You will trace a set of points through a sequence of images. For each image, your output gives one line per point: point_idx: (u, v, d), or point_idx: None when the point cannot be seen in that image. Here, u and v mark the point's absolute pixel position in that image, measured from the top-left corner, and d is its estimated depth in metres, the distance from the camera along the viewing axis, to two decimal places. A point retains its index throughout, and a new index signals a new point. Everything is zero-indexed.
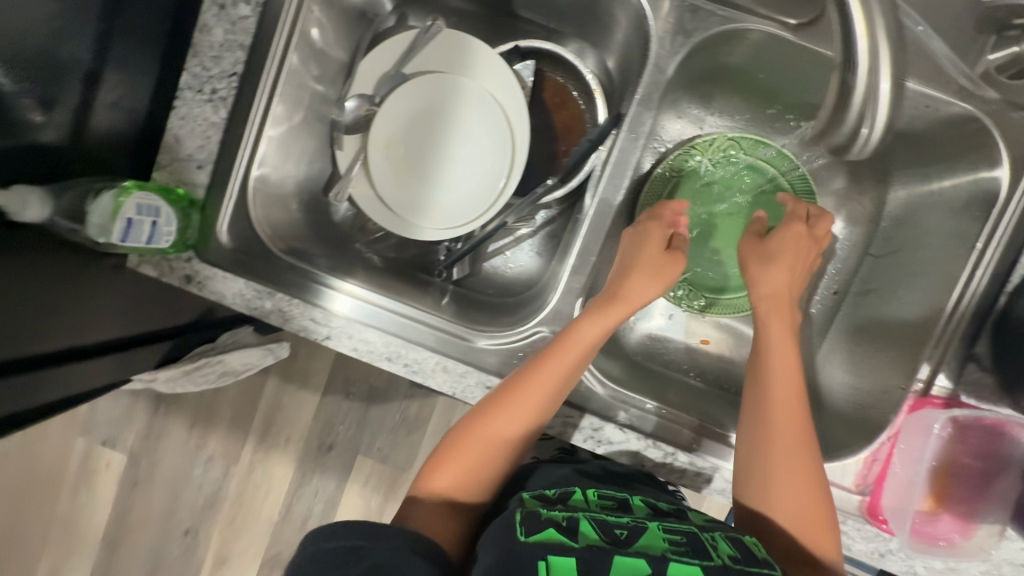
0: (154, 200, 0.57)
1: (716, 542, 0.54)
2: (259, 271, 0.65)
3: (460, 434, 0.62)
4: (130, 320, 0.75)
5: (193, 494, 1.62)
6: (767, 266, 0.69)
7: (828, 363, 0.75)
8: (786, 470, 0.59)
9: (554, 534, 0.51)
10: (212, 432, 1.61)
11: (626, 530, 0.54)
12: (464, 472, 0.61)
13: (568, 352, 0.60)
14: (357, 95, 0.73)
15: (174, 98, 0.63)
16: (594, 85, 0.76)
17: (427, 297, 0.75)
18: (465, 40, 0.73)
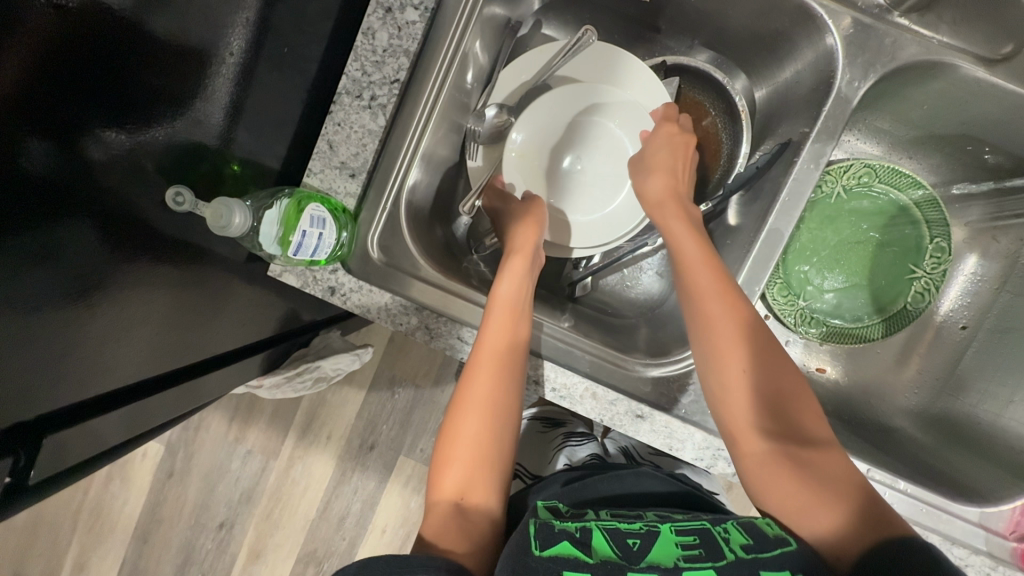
0: (323, 211, 0.55)
1: (728, 534, 0.52)
2: (405, 286, 0.62)
3: (461, 404, 0.60)
4: (240, 334, 0.73)
5: (230, 487, 1.60)
6: (644, 172, 0.68)
7: (959, 403, 0.73)
8: (734, 404, 0.57)
9: (567, 548, 0.48)
10: (252, 425, 1.59)
11: (640, 539, 0.51)
12: (472, 445, 0.59)
13: (501, 314, 0.61)
14: (497, 104, 0.70)
15: (331, 103, 0.60)
16: (741, 106, 0.73)
17: (550, 314, 0.74)
18: (614, 51, 0.70)
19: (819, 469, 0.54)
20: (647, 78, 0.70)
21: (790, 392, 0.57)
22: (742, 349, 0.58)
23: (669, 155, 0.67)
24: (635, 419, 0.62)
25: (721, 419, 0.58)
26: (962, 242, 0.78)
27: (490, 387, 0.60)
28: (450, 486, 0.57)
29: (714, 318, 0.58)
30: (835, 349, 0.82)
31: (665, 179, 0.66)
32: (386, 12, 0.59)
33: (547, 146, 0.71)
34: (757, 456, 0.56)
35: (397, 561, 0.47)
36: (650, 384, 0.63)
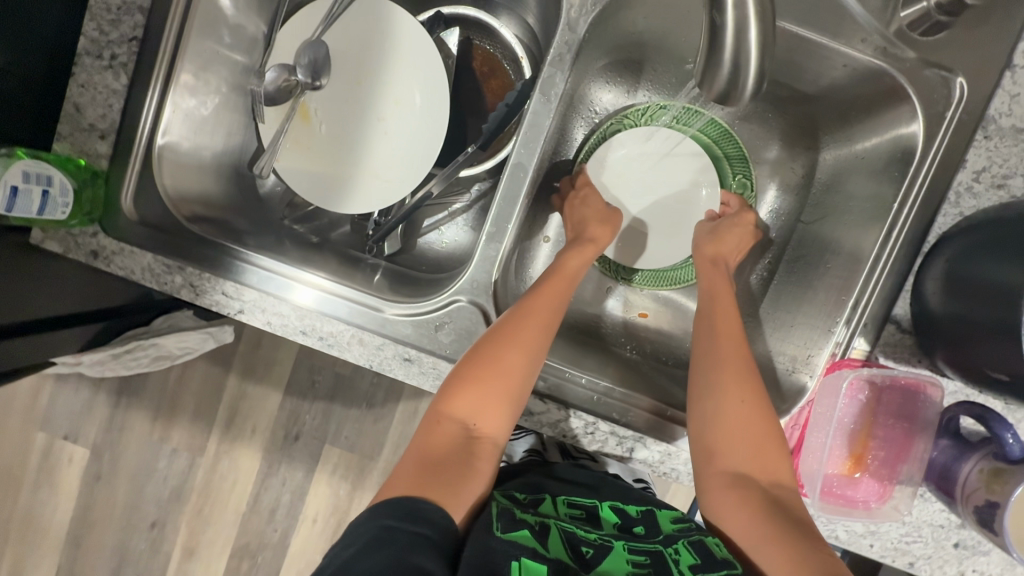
0: (46, 168, 0.55)
1: (677, 556, 0.54)
2: (165, 244, 0.62)
3: (512, 373, 0.59)
4: (76, 301, 0.75)
5: (159, 487, 1.60)
6: (712, 240, 0.73)
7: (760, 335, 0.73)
8: (745, 402, 0.59)
9: (526, 535, 0.52)
10: (176, 424, 1.59)
11: (592, 548, 0.54)
12: (477, 411, 0.59)
13: (553, 288, 0.65)
14: (276, 65, 0.69)
15: (73, 65, 0.60)
16: (521, 53, 0.76)
17: (357, 275, 0.71)
18: (382, 2, 0.70)
19: (772, 480, 0.57)
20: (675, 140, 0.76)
21: (764, 413, 0.59)
22: (747, 368, 0.61)
23: (738, 241, 0.73)
24: (404, 363, 0.63)
25: (698, 420, 0.60)
26: (766, 175, 0.79)
27: (530, 364, 0.60)
28: (443, 439, 0.58)
29: (734, 332, 0.64)
30: (655, 292, 0.82)
31: (723, 248, 0.72)
32: None
33: (324, 98, 0.71)
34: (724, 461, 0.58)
35: (402, 505, 0.51)
36: (410, 326, 0.62)
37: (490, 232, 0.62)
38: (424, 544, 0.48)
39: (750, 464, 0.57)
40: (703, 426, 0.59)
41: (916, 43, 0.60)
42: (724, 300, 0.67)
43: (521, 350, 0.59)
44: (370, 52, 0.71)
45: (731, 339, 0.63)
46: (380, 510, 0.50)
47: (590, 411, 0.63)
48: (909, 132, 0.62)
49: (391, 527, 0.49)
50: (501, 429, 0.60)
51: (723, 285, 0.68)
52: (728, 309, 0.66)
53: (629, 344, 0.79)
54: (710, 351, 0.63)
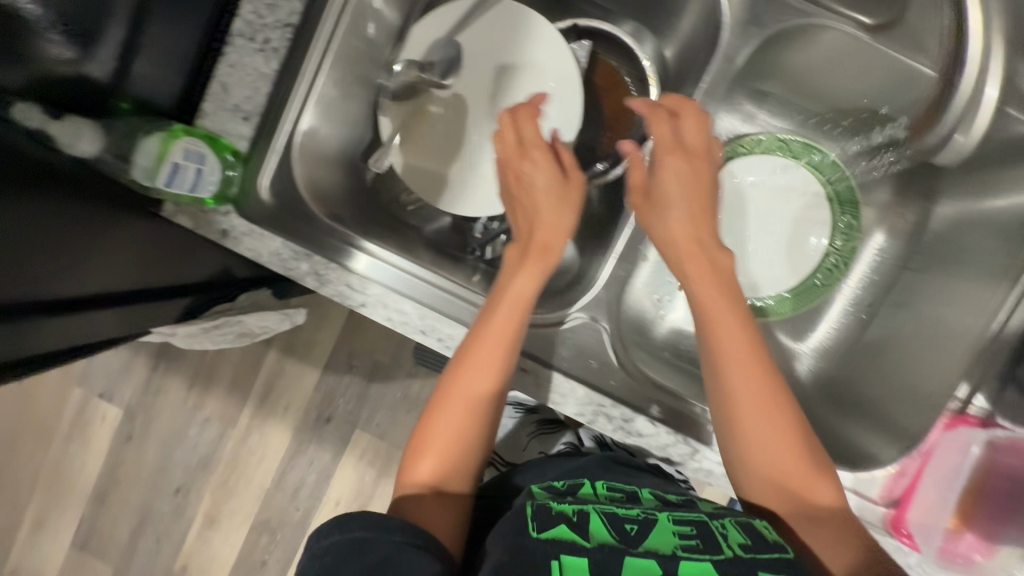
0: (201, 146, 0.55)
1: (726, 531, 0.51)
2: (298, 231, 0.63)
3: (460, 408, 0.59)
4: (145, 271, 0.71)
5: (187, 454, 1.60)
6: (656, 209, 0.61)
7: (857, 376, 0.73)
8: (770, 422, 0.54)
9: (566, 532, 0.48)
10: (211, 393, 1.60)
11: (637, 525, 0.51)
12: (444, 464, 0.58)
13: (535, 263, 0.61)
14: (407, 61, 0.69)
15: (224, 45, 0.60)
16: (649, 73, 0.74)
17: (459, 274, 0.74)
18: (522, 11, 0.70)
19: (809, 506, 0.53)
20: (785, 176, 0.78)
21: (784, 408, 0.54)
22: (762, 366, 0.55)
23: (682, 192, 0.60)
24: (519, 372, 0.63)
25: (731, 439, 0.55)
26: (872, 220, 0.79)
27: (483, 393, 0.59)
28: (426, 469, 0.58)
29: (721, 318, 0.56)
30: (747, 324, 0.81)
31: (682, 218, 0.59)
32: None
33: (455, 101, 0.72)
34: (781, 490, 0.54)
35: (367, 518, 0.50)
36: (532, 337, 0.64)
37: None
38: (404, 549, 0.49)
39: (793, 492, 0.54)
40: (731, 442, 0.56)
41: None
42: (716, 288, 0.57)
43: (487, 375, 0.58)
44: (504, 58, 0.71)
45: (746, 355, 0.55)
46: (346, 523, 0.50)
47: (698, 438, 0.63)
48: None
49: (364, 538, 0.49)
50: (461, 480, 0.59)
51: (707, 255, 0.58)
52: (721, 290, 0.57)
53: None
54: (712, 342, 0.56)
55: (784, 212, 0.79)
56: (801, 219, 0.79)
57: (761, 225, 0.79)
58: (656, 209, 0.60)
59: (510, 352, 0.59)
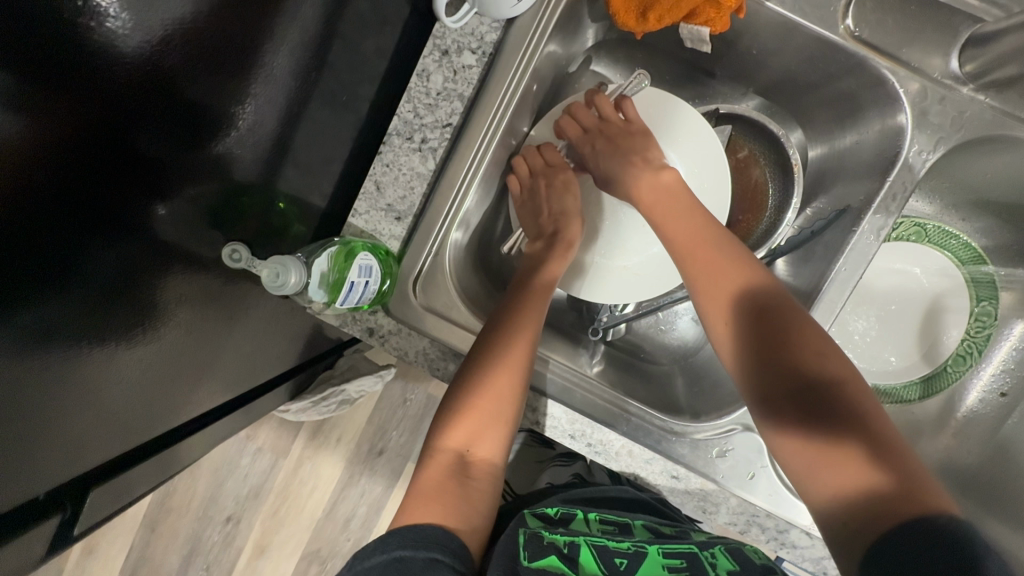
0: (371, 260, 0.53)
1: (714, 561, 0.58)
2: (444, 331, 0.61)
3: (481, 391, 0.58)
4: (214, 328, 0.62)
5: (238, 484, 1.54)
6: (615, 174, 0.66)
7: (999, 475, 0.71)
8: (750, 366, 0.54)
9: (555, 562, 0.53)
10: (264, 422, 1.52)
11: (627, 559, 0.57)
12: (478, 431, 0.60)
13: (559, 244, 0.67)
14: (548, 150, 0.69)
15: (381, 144, 0.59)
16: (794, 159, 0.69)
17: (579, 360, 0.74)
18: (669, 99, 0.68)
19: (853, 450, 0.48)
20: (925, 264, 0.77)
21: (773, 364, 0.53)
22: (773, 310, 0.54)
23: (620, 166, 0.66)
24: (671, 479, 0.62)
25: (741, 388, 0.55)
26: (1011, 308, 0.76)
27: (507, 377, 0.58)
28: (457, 436, 0.60)
29: (699, 271, 0.57)
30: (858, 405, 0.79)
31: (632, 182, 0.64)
32: (442, 55, 0.57)
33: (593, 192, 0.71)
34: (808, 467, 0.50)
35: (412, 534, 0.52)
36: (686, 445, 0.61)
37: None
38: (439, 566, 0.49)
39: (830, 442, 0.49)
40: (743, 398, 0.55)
41: None
42: (696, 251, 0.58)
43: (506, 375, 0.58)
44: None
45: (749, 314, 0.55)
46: (386, 543, 0.51)
47: None
48: None
49: (403, 557, 0.50)
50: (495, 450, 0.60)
51: (675, 208, 0.61)
52: (715, 247, 0.58)
53: None
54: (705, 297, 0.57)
55: (919, 300, 0.78)
56: (936, 307, 0.77)
57: (890, 311, 0.77)
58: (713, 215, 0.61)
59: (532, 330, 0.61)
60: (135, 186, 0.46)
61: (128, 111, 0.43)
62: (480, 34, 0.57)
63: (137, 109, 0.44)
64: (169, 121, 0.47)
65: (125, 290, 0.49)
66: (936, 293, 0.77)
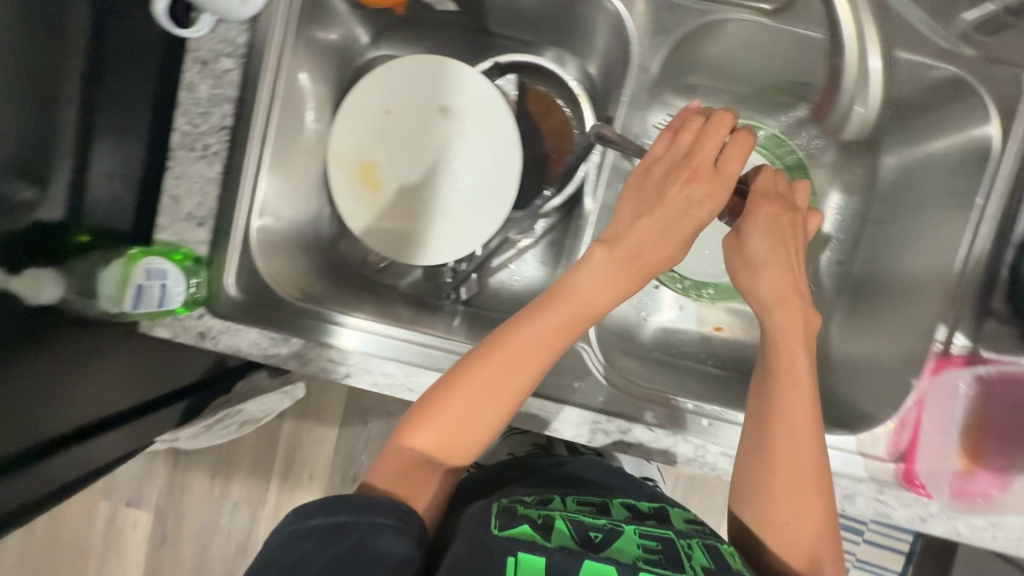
0: (163, 263, 0.57)
1: (691, 552, 0.53)
2: (271, 320, 0.65)
3: (491, 414, 0.55)
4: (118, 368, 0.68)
5: (223, 544, 1.51)
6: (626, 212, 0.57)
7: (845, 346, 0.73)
8: (794, 383, 0.56)
9: (527, 529, 0.51)
10: (234, 477, 1.50)
11: (601, 533, 0.53)
12: (447, 444, 0.55)
13: (671, 230, 0.56)
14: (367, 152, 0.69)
15: (169, 160, 0.63)
16: (578, 91, 0.77)
17: (438, 322, 0.76)
18: (443, 62, 0.73)
19: (806, 499, 0.53)
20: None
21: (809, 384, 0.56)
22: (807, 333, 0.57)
23: (661, 203, 0.56)
24: None
25: (766, 398, 0.56)
26: (825, 181, 0.79)
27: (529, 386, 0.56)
28: (434, 442, 0.55)
29: (771, 266, 0.58)
30: (727, 305, 0.85)
31: (673, 192, 0.56)
32: (202, 65, 0.62)
33: (400, 161, 0.75)
34: (776, 526, 0.54)
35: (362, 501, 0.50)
36: None
37: None
38: (386, 531, 0.48)
39: (799, 477, 0.54)
40: (782, 401, 0.55)
41: (978, 44, 0.61)
42: (770, 271, 0.58)
43: (512, 398, 0.55)
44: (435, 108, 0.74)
45: (800, 379, 0.56)
46: (335, 504, 0.49)
47: (697, 434, 0.65)
48: (983, 134, 0.62)
49: (346, 523, 0.48)
50: (463, 455, 0.56)
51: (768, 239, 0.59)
52: (792, 248, 0.59)
53: (709, 358, 0.83)
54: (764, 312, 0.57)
55: None
56: None
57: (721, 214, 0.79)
58: (796, 311, 0.57)
59: (539, 372, 0.56)
60: None
61: None
62: (231, 40, 0.62)
63: None
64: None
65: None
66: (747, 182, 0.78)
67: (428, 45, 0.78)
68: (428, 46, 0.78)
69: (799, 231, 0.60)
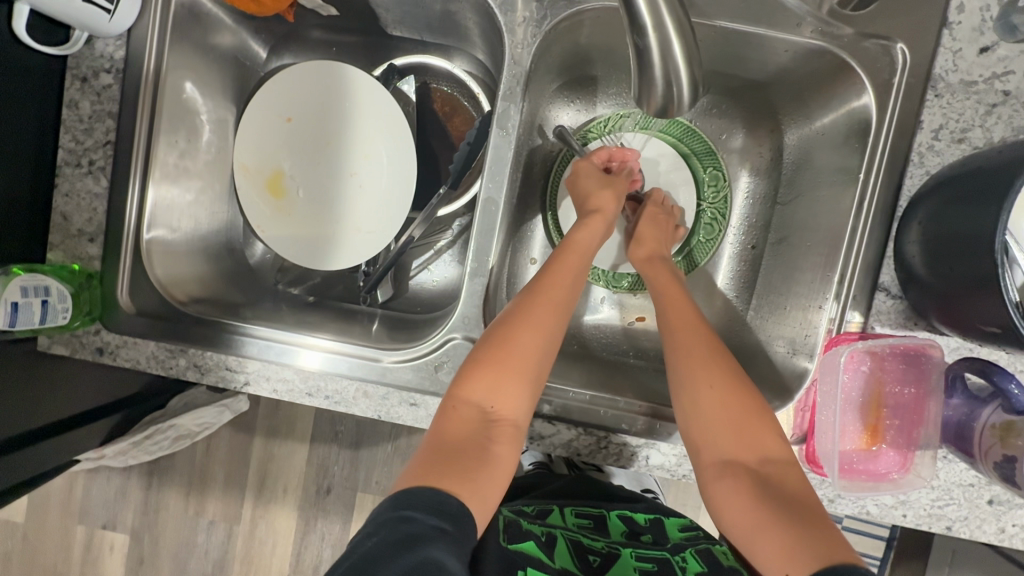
0: (45, 280, 0.57)
1: (684, 564, 0.60)
2: (166, 332, 0.65)
3: (529, 354, 0.60)
4: (37, 395, 0.69)
5: (201, 562, 1.49)
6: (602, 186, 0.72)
7: (770, 329, 0.72)
8: (711, 367, 0.62)
9: (530, 547, 0.59)
10: (208, 495, 1.48)
11: (599, 557, 0.61)
12: (499, 394, 0.58)
13: (571, 258, 0.68)
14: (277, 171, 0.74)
15: (56, 177, 0.63)
16: (477, 89, 0.78)
17: (355, 326, 0.75)
18: (336, 66, 0.73)
19: (758, 458, 0.58)
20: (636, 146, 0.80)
21: (720, 357, 0.63)
22: (715, 340, 0.65)
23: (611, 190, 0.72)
24: (410, 408, 0.64)
25: (676, 377, 0.63)
26: (735, 163, 0.80)
27: (546, 342, 0.62)
28: (480, 395, 0.58)
29: (665, 286, 0.71)
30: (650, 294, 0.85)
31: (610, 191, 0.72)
32: (82, 82, 0.62)
33: (302, 167, 0.75)
34: (733, 509, 0.57)
35: (428, 498, 0.51)
36: (409, 371, 0.64)
37: (472, 268, 0.63)
38: (437, 537, 0.48)
39: (752, 442, 0.59)
40: (679, 388, 0.62)
41: (851, 19, 0.61)
42: (661, 290, 0.71)
43: (537, 343, 0.61)
44: (334, 114, 0.74)
45: (689, 323, 0.67)
46: (404, 499, 0.51)
47: (600, 425, 0.64)
48: (863, 104, 0.63)
49: (412, 518, 0.49)
50: (519, 411, 0.59)
51: (654, 227, 0.76)
52: (673, 272, 0.73)
53: (630, 352, 0.81)
54: (670, 326, 0.67)
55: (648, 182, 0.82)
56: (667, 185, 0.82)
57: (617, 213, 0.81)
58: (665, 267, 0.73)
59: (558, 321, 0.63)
60: None
61: None
62: (109, 55, 0.62)
63: None
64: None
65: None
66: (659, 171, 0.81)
67: (330, 52, 0.79)
68: (330, 52, 0.79)
69: (677, 232, 0.78)
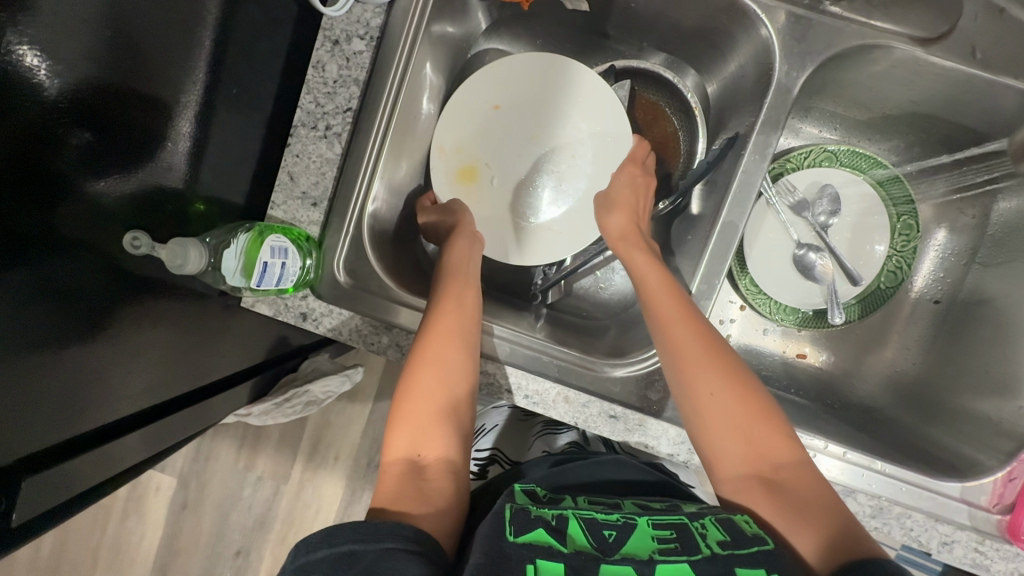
0: (284, 242, 0.57)
1: (704, 531, 0.50)
2: (373, 308, 0.64)
3: (433, 394, 0.59)
4: (198, 357, 0.68)
5: (226, 536, 1.32)
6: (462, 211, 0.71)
7: (969, 392, 0.70)
8: (688, 340, 0.59)
9: (542, 534, 0.47)
10: (251, 459, 1.31)
11: (615, 531, 0.50)
12: (419, 437, 0.57)
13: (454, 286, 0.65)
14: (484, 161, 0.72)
15: (289, 136, 0.62)
16: (693, 103, 0.76)
17: (522, 322, 0.74)
18: (564, 62, 0.71)
19: (775, 459, 0.55)
20: (840, 182, 0.77)
21: (700, 332, 0.59)
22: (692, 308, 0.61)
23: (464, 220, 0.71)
24: (609, 420, 0.63)
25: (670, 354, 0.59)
26: (930, 219, 0.79)
27: (450, 377, 0.60)
28: (402, 447, 0.57)
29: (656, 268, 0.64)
30: (813, 333, 0.82)
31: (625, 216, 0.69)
32: (333, 44, 0.61)
33: (506, 158, 0.72)
34: (756, 497, 0.54)
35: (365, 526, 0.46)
36: (620, 384, 0.64)
37: (699, 291, 0.64)
38: (396, 556, 0.44)
39: (752, 422, 0.56)
40: (676, 361, 0.59)
41: None
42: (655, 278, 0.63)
43: (437, 384, 0.59)
44: (548, 108, 0.72)
45: (670, 294, 0.61)
46: (336, 533, 0.45)
47: None
48: None
49: (355, 551, 0.44)
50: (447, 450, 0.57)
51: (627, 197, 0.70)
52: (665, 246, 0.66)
53: (792, 387, 0.79)
54: (653, 304, 0.62)
55: (842, 223, 0.78)
56: (863, 224, 0.77)
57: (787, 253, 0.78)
58: (640, 243, 0.68)
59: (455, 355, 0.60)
60: (33, 193, 0.46)
61: (47, 133, 0.46)
62: (365, 21, 0.61)
63: (70, 121, 0.48)
64: (99, 138, 0.50)
65: (63, 292, 0.51)
66: (856, 210, 0.78)
67: (541, 45, 0.78)
68: (540, 45, 0.78)
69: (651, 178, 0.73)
